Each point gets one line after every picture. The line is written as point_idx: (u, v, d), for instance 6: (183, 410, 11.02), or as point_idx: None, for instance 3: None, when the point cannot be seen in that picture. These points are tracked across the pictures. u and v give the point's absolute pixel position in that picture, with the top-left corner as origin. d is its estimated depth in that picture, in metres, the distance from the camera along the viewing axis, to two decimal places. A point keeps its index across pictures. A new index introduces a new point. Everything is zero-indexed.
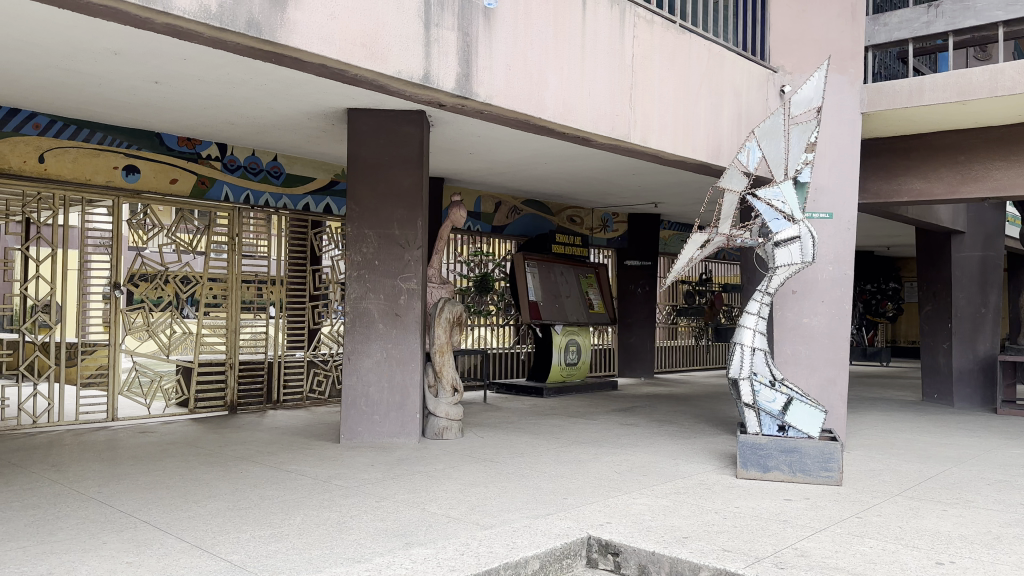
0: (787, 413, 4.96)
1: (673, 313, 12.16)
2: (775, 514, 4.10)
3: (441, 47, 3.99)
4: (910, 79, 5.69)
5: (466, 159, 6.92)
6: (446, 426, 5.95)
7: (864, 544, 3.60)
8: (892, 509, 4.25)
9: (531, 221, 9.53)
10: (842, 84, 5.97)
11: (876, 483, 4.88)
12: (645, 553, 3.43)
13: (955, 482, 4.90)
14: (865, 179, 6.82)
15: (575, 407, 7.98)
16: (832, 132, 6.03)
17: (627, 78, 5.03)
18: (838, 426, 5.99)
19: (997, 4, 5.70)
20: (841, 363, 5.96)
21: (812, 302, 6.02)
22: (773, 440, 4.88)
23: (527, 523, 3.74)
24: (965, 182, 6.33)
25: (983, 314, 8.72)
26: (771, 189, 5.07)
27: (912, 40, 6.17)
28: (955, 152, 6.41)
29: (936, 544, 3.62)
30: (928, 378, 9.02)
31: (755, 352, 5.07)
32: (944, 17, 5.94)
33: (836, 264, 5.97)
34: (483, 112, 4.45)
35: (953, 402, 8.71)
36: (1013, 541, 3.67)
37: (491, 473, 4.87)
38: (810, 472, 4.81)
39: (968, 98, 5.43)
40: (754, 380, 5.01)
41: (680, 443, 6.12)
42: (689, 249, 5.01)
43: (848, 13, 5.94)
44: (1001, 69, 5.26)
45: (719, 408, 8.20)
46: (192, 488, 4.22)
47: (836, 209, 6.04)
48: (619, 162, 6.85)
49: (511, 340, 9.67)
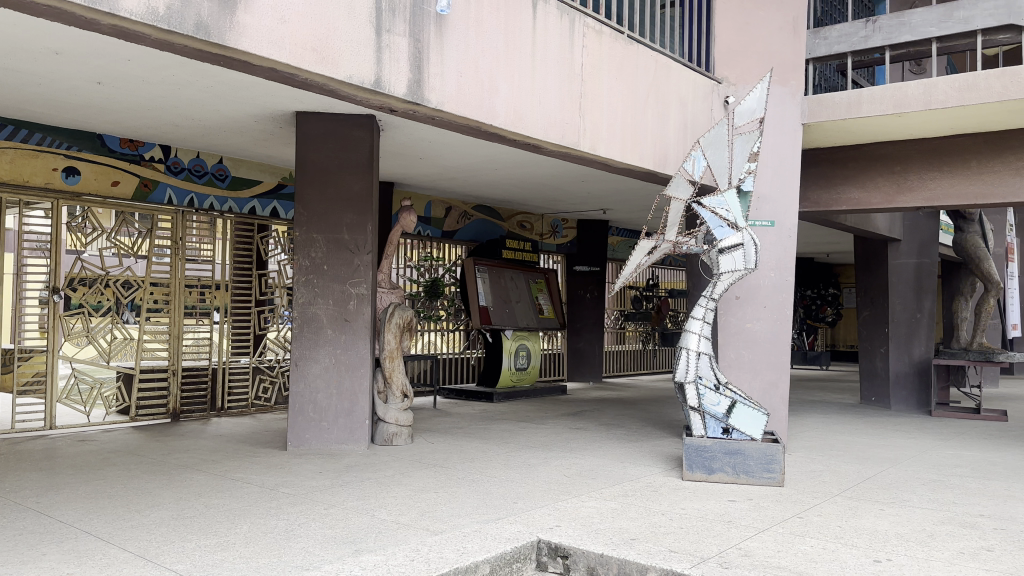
0: (730, 416, 5.07)
1: (622, 318, 12.31)
2: (720, 515, 4.20)
3: (393, 53, 3.99)
4: (849, 92, 5.89)
5: (416, 164, 6.90)
6: (396, 433, 5.92)
7: (805, 543, 3.71)
8: (831, 509, 4.38)
9: (481, 226, 9.57)
10: (784, 96, 6.16)
11: (815, 483, 5.03)
12: (593, 555, 3.47)
13: (891, 482, 5.08)
14: (806, 189, 7.04)
15: (524, 412, 8.02)
16: (774, 142, 6.20)
17: (576, 87, 5.10)
18: (780, 428, 6.16)
19: (931, 20, 5.94)
20: (782, 366, 6.12)
21: (755, 307, 6.17)
22: (717, 443, 5.00)
23: (477, 528, 3.76)
24: (900, 191, 6.57)
25: (918, 320, 8.90)
26: (716, 198, 5.20)
27: (851, 53, 6.39)
28: (891, 163, 6.64)
29: (874, 542, 3.75)
30: (866, 381, 9.40)
31: (700, 356, 5.19)
32: (881, 31, 6.17)
33: (777, 271, 6.14)
34: (436, 118, 4.46)
35: (890, 405, 9.07)
36: (945, 539, 3.83)
37: (441, 479, 4.87)
38: (752, 474, 4.94)
39: (903, 111, 5.66)
40: (699, 384, 5.13)
41: (628, 447, 6.20)
42: (636, 255, 5.10)
43: (790, 26, 6.14)
44: (935, 83, 5.49)
45: (666, 411, 8.34)
46: (133, 496, 4.12)
47: (778, 217, 6.21)
48: (568, 169, 6.92)
49: (461, 345, 9.67)
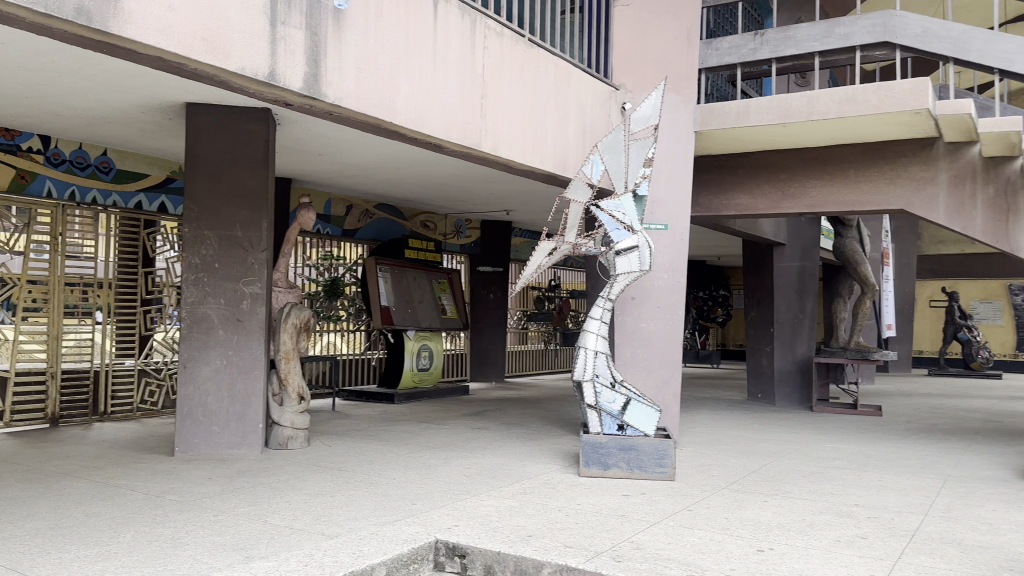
0: (625, 413, 5.20)
1: (524, 318, 12.43)
2: (615, 509, 4.31)
3: (289, 46, 3.90)
4: (737, 102, 6.20)
5: (315, 160, 6.74)
6: (291, 436, 5.77)
7: (694, 534, 3.86)
8: (719, 501, 4.57)
9: (383, 225, 9.46)
10: (677, 104, 6.40)
11: (705, 477, 5.23)
12: (490, 553, 3.50)
13: (774, 474, 5.34)
14: (698, 194, 7.33)
15: (425, 413, 7.98)
16: (668, 149, 6.41)
17: (477, 88, 5.12)
18: (672, 424, 6.38)
19: (814, 36, 6.28)
20: (674, 364, 6.37)
21: (649, 307, 6.36)
22: (613, 439, 5.13)
23: (374, 531, 3.71)
24: (785, 198, 6.91)
25: (800, 321, 9.50)
26: (613, 201, 5.35)
27: (740, 64, 6.69)
28: (777, 171, 6.99)
29: (757, 532, 3.94)
30: (753, 379, 9.82)
31: (597, 355, 5.31)
32: (768, 45, 6.48)
33: (670, 272, 6.37)
34: (334, 114, 4.38)
35: (775, 401, 9.56)
36: (823, 527, 4.07)
37: (338, 482, 4.78)
38: (645, 469, 5.10)
39: (788, 121, 5.97)
40: (596, 383, 5.25)
41: (527, 445, 6.27)
42: (537, 256, 5.16)
43: (684, 36, 6.46)
44: (816, 96, 5.83)
45: (565, 410, 8.47)
46: (4, 507, 3.84)
47: (671, 221, 6.44)
48: (470, 170, 6.94)
49: (361, 346, 9.54)
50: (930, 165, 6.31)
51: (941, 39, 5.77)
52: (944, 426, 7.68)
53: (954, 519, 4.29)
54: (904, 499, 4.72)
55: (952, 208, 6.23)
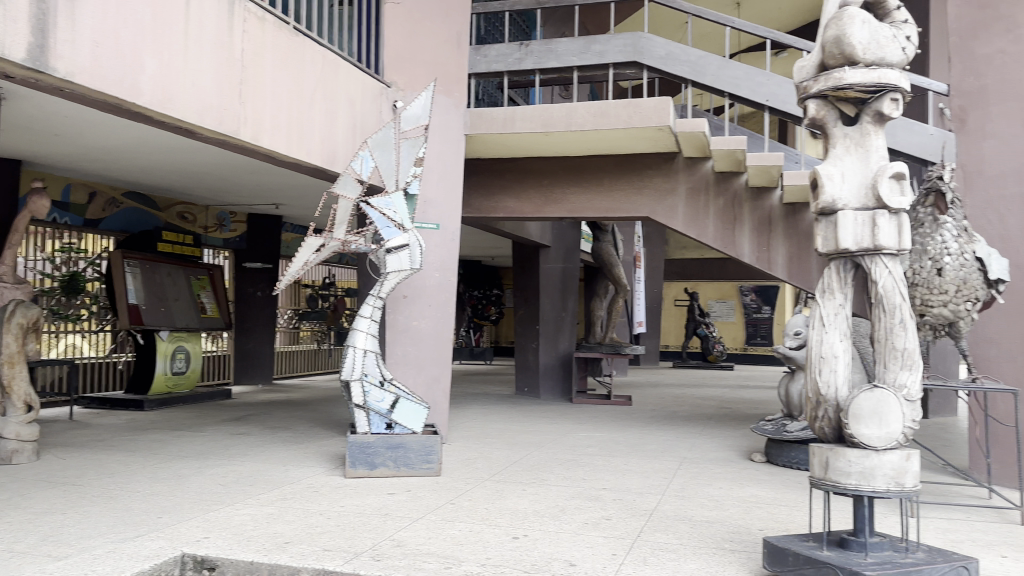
0: (394, 411, 5.16)
1: (296, 317, 11.99)
2: (378, 508, 4.29)
3: (8, 11, 3.42)
4: (504, 108, 6.48)
5: (48, 141, 6.00)
6: (15, 450, 5.10)
7: (453, 527, 3.95)
8: (480, 493, 4.71)
9: (133, 215, 8.63)
10: (447, 105, 6.56)
11: (469, 470, 5.37)
12: (243, 564, 3.33)
13: (533, 464, 5.62)
14: (468, 195, 7.52)
15: (181, 419, 7.41)
16: (439, 149, 6.49)
17: (235, 72, 4.84)
18: (440, 420, 6.49)
19: (573, 51, 6.69)
20: (443, 361, 6.49)
21: (422, 305, 6.37)
22: (379, 438, 5.12)
23: (110, 550, 3.38)
24: (548, 202, 7.30)
25: (563, 319, 10.07)
26: (383, 199, 5.32)
27: (507, 72, 6.96)
28: (541, 176, 7.35)
29: (514, 521, 4.12)
30: (521, 373, 10.27)
31: (366, 354, 5.23)
32: (532, 55, 6.80)
33: (442, 272, 6.48)
34: (64, 91, 3.93)
35: (539, 393, 10.09)
36: (573, 512, 4.34)
37: (70, 499, 4.29)
38: (412, 466, 5.14)
39: (550, 129, 6.32)
40: (365, 382, 5.15)
41: (292, 449, 6.05)
42: (303, 253, 4.99)
43: (454, 40, 6.77)
44: (575, 108, 6.23)
45: (335, 410, 8.30)
46: None
47: (442, 220, 6.54)
48: (234, 160, 6.56)
49: (106, 349, 8.65)
50: (672, 177, 6.99)
51: (681, 63, 6.38)
52: (684, 414, 8.55)
53: (686, 497, 4.77)
54: (646, 481, 5.18)
55: (688, 216, 6.90)
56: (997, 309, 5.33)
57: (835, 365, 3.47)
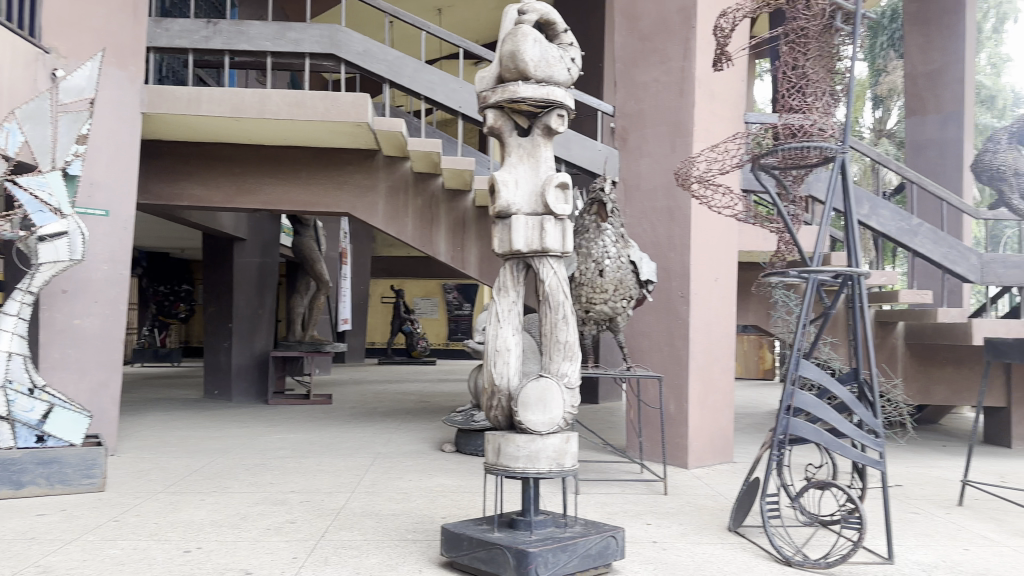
0: (47, 422, 4.53)
1: None
2: (20, 534, 3.72)
3: None
4: (189, 88, 6.02)
5: None
6: None
7: (115, 547, 3.56)
8: (152, 507, 4.31)
9: None
10: (119, 79, 5.95)
11: (141, 483, 4.89)
12: None
13: (217, 471, 5.28)
14: (147, 180, 6.87)
15: None
16: (110, 126, 5.91)
17: None
18: (108, 430, 5.82)
19: (266, 36, 6.40)
20: (113, 365, 5.82)
21: (84, 302, 5.66)
22: (27, 454, 4.46)
23: None
24: (240, 193, 6.94)
25: (259, 316, 9.63)
26: (35, 179, 4.62)
27: (191, 51, 6.45)
28: (232, 164, 6.96)
29: (188, 533, 3.83)
30: (210, 375, 9.67)
31: (11, 357, 4.53)
32: (220, 36, 6.39)
33: (110, 264, 5.84)
34: None
35: (231, 396, 9.55)
36: (256, 518, 4.15)
37: None
38: (69, 482, 4.55)
39: (240, 115, 6.02)
40: (8, 390, 4.45)
41: None
42: None
43: (129, 9, 6.09)
44: (268, 94, 5.98)
45: None
46: None
47: (112, 206, 5.90)
48: None
49: None
50: (371, 175, 7.02)
51: (377, 61, 6.42)
52: (383, 410, 8.65)
53: (374, 492, 4.82)
54: (336, 480, 5.14)
55: (387, 214, 6.97)
56: (649, 305, 6.15)
57: (508, 357, 3.73)
